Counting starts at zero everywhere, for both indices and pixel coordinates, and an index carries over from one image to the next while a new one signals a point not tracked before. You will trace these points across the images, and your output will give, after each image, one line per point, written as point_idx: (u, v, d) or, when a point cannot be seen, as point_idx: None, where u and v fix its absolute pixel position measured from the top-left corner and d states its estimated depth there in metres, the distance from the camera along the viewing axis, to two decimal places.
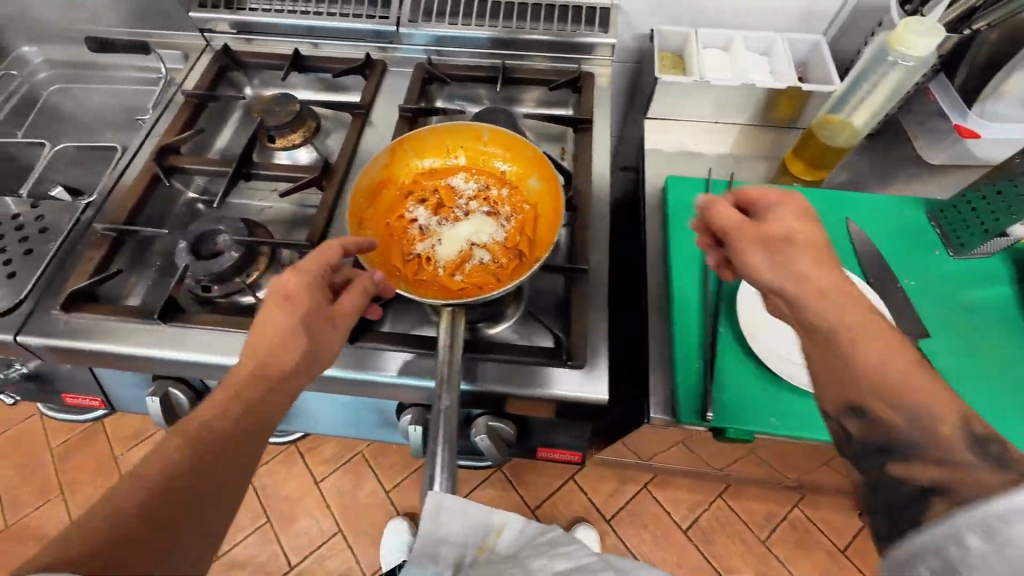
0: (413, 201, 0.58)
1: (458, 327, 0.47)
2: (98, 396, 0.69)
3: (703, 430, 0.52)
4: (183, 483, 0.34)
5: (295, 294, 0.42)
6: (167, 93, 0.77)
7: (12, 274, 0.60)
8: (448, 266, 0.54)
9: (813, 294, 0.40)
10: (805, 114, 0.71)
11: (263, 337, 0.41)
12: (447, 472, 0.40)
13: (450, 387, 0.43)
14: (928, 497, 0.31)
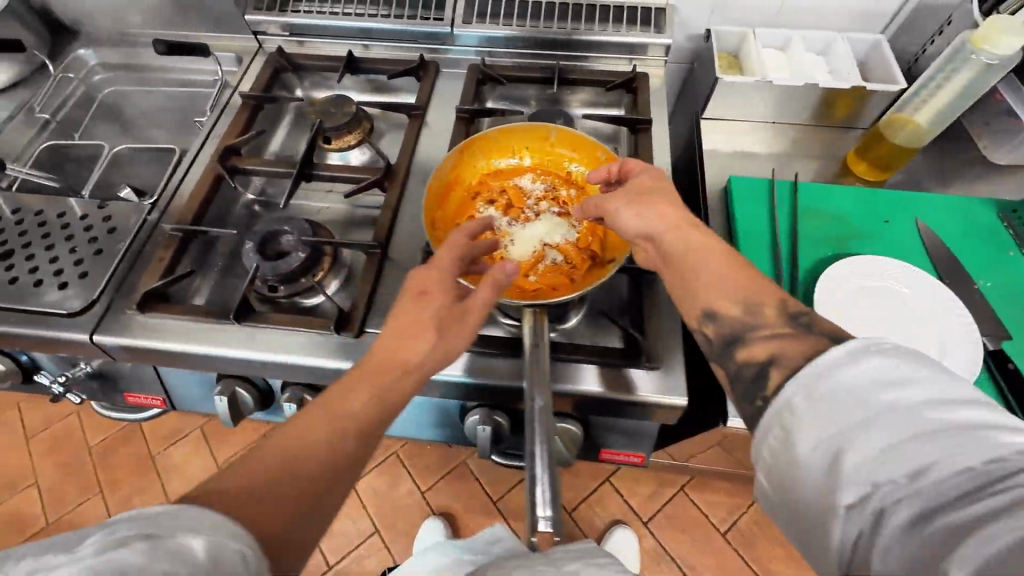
0: (482, 202, 0.58)
1: (538, 327, 0.47)
2: (160, 395, 0.70)
3: None
4: (316, 457, 0.36)
5: (428, 287, 0.45)
6: (224, 95, 0.77)
7: (84, 274, 0.60)
8: (523, 266, 0.53)
9: (679, 235, 0.43)
10: (864, 113, 0.71)
11: (399, 325, 0.43)
12: (550, 475, 0.38)
13: (541, 387, 0.43)
14: (766, 375, 0.35)
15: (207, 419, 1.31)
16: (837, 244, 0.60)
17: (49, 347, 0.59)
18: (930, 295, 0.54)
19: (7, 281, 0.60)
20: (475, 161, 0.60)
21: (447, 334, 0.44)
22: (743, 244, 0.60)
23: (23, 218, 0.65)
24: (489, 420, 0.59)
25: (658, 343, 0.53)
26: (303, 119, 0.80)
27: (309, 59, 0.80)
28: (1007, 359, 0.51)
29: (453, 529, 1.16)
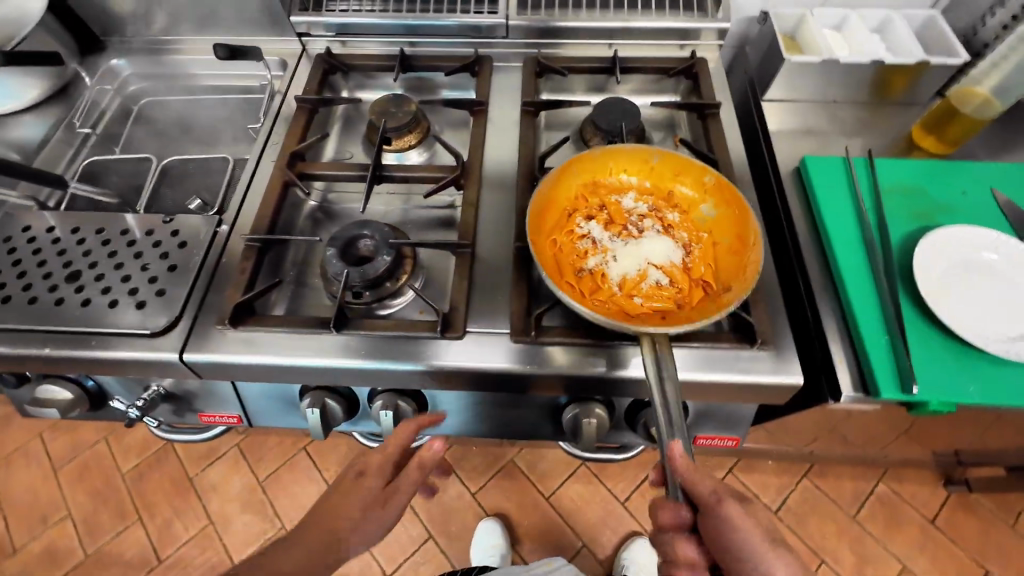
0: (583, 217, 0.58)
1: (661, 357, 0.46)
2: (235, 412, 0.67)
3: (893, 404, 0.52)
4: None
5: (367, 469, 0.51)
6: (274, 101, 0.75)
7: (161, 292, 0.58)
8: (626, 287, 0.53)
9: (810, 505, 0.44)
10: (922, 87, 0.72)
11: (334, 505, 0.49)
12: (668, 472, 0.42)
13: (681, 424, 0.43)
14: None
15: (242, 436, 1.27)
16: (920, 215, 0.60)
17: (131, 369, 0.57)
18: (1020, 258, 0.56)
19: (80, 303, 0.57)
20: (580, 175, 0.59)
21: (371, 519, 0.49)
22: (831, 222, 0.60)
23: (85, 237, 0.62)
24: (589, 412, 0.58)
25: (767, 323, 0.53)
26: (355, 121, 0.78)
27: (358, 59, 0.77)
28: None
29: (507, 528, 1.16)
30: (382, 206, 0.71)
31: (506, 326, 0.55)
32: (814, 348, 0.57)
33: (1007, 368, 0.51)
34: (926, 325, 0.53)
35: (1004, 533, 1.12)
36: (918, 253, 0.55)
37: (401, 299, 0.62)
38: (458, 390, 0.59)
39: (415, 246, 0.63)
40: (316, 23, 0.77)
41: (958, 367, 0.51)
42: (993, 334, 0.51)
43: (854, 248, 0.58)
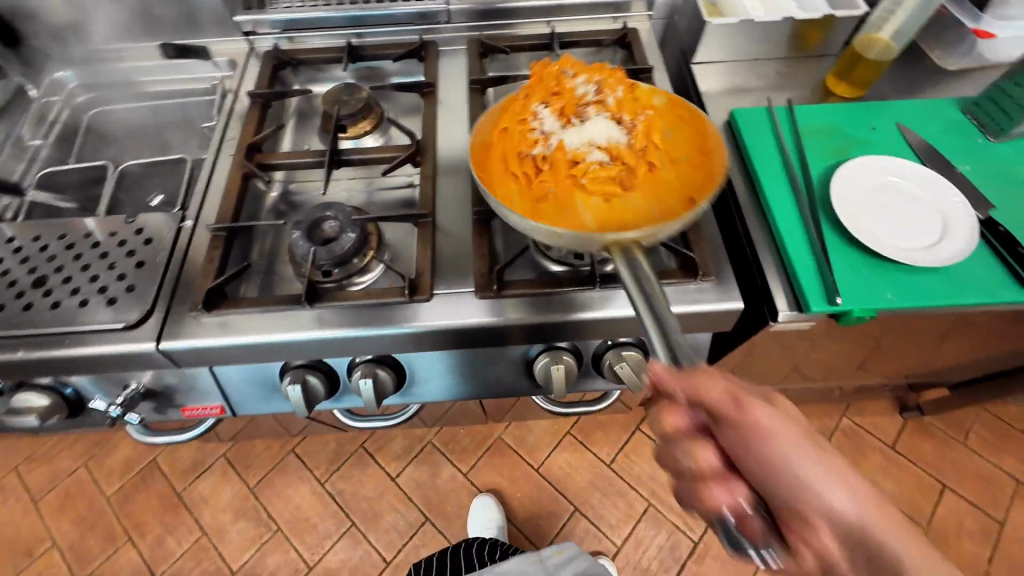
0: (535, 107, 0.59)
1: (640, 268, 0.45)
2: (218, 402, 0.69)
3: (825, 318, 0.58)
4: None
5: None
6: (226, 98, 0.76)
7: (131, 287, 0.59)
8: (569, 166, 0.55)
9: None
10: (833, 40, 0.78)
11: None
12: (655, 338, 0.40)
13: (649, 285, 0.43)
14: None
15: (229, 446, 1.27)
16: (836, 152, 0.67)
17: (108, 365, 0.58)
18: (925, 180, 0.62)
19: (49, 306, 0.58)
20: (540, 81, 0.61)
21: None
22: (759, 164, 0.66)
23: (47, 244, 0.63)
24: (558, 358, 0.63)
25: (708, 257, 0.58)
26: (310, 113, 0.80)
27: (307, 53, 0.80)
28: (997, 223, 0.59)
29: (502, 502, 1.19)
30: (345, 191, 0.73)
31: (471, 285, 0.59)
32: (754, 278, 0.62)
33: (920, 276, 0.57)
34: (847, 245, 0.59)
35: (957, 449, 1.21)
36: (834, 182, 0.62)
37: (370, 274, 0.64)
38: (432, 352, 0.62)
39: (379, 223, 0.66)
40: (261, 21, 0.79)
41: (877, 278, 0.57)
42: (904, 247, 0.58)
43: (780, 184, 0.64)
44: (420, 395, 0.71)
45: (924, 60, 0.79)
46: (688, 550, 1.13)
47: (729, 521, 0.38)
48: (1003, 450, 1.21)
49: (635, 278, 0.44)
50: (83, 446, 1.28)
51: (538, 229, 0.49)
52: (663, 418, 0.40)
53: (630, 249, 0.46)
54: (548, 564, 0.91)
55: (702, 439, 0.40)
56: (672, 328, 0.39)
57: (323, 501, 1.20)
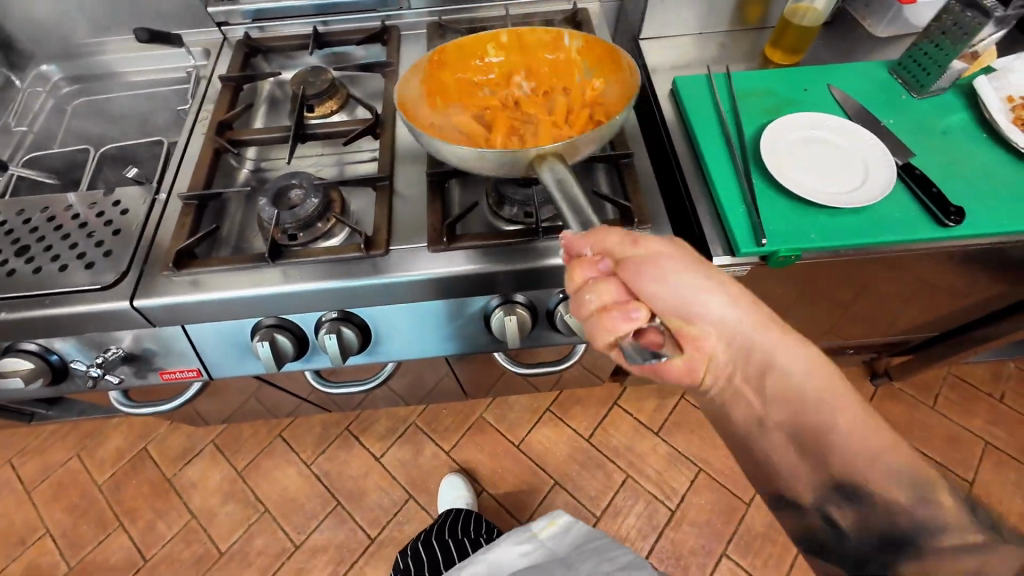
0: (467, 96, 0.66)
1: (556, 168, 0.48)
2: (195, 366, 0.73)
3: (756, 261, 0.62)
4: None
5: None
6: (201, 84, 0.81)
7: (108, 252, 0.63)
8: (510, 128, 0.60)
9: None
10: (770, 13, 0.84)
11: None
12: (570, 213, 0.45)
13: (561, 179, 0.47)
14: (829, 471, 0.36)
15: (217, 432, 1.30)
16: (770, 112, 0.71)
17: (87, 324, 0.62)
18: (850, 133, 0.67)
19: (32, 271, 0.62)
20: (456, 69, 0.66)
21: None
22: (697, 123, 0.70)
23: (30, 217, 0.67)
24: (512, 310, 0.67)
25: (645, 207, 0.62)
26: (281, 97, 0.84)
27: (277, 41, 0.85)
28: (914, 167, 0.63)
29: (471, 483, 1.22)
30: (312, 166, 0.77)
31: (425, 240, 0.63)
32: (692, 229, 0.66)
33: (842, 218, 0.61)
34: (775, 194, 0.63)
35: (926, 413, 1.25)
36: (764, 137, 0.66)
37: (333, 239, 0.68)
38: (392, 306, 0.66)
39: (342, 191, 0.70)
40: (233, 12, 0.84)
41: (801, 221, 0.61)
42: (827, 193, 0.62)
43: (716, 142, 0.68)
44: (387, 354, 0.75)
45: (858, 29, 0.84)
46: (666, 517, 1.15)
47: (628, 340, 0.39)
48: (971, 412, 1.24)
49: (555, 180, 0.48)
50: (75, 438, 1.31)
51: (466, 154, 0.51)
52: (573, 271, 0.42)
53: (554, 163, 0.49)
54: (546, 539, 0.89)
55: (605, 278, 0.40)
56: (585, 204, 0.45)
57: (309, 483, 1.23)
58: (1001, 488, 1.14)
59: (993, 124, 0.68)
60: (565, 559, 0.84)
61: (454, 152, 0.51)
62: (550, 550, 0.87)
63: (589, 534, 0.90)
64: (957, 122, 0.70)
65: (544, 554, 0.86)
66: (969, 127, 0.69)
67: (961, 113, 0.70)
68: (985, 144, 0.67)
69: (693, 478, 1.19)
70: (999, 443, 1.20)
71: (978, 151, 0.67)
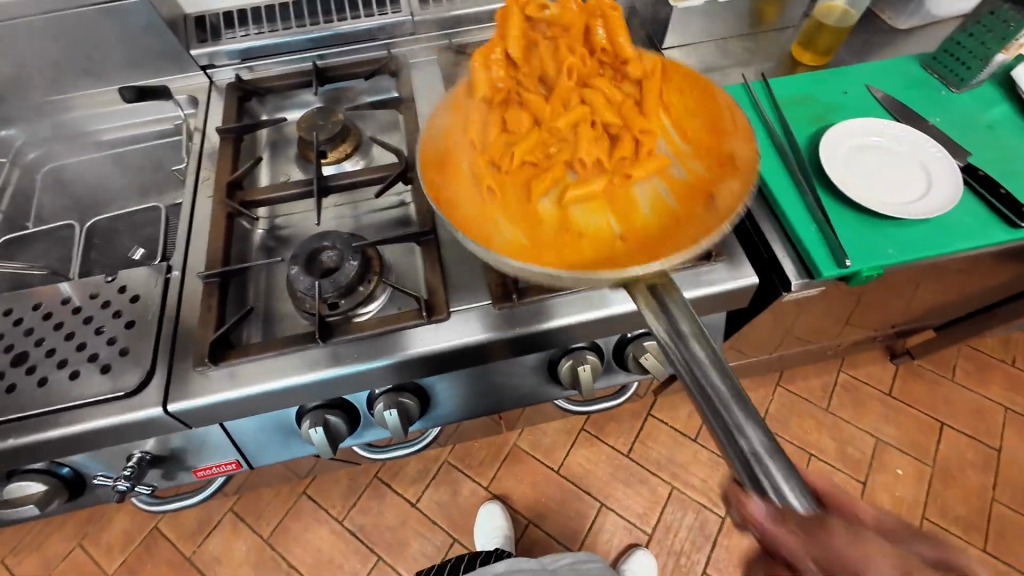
0: (501, 110, 0.55)
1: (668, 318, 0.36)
2: (232, 457, 0.65)
3: (833, 280, 0.60)
4: None
5: None
6: (192, 139, 0.72)
7: (124, 350, 0.55)
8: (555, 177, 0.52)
9: None
10: (790, 12, 0.81)
11: None
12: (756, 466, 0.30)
13: (718, 371, 0.33)
14: None
15: (235, 499, 1.21)
16: (818, 120, 0.69)
17: (112, 438, 0.54)
18: (904, 137, 0.65)
19: (36, 383, 0.53)
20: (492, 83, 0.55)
21: None
22: None
23: (22, 317, 0.58)
24: (582, 359, 0.62)
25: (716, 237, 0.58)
26: (284, 143, 0.76)
27: (272, 81, 0.76)
28: (976, 168, 0.62)
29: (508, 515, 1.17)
30: (334, 219, 0.70)
31: (485, 297, 0.58)
32: (759, 250, 0.63)
33: (916, 227, 0.59)
34: (843, 208, 0.61)
35: (947, 386, 1.28)
36: (821, 148, 0.64)
37: (376, 302, 0.61)
38: (452, 372, 0.60)
39: (377, 247, 0.64)
40: (218, 53, 0.76)
41: (876, 236, 0.59)
42: (895, 203, 0.60)
43: (771, 156, 0.65)
44: (441, 415, 0.69)
45: (878, 22, 0.82)
46: (717, 525, 1.14)
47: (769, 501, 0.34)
48: (988, 380, 1.28)
49: (673, 337, 0.35)
50: (74, 526, 1.19)
51: (533, 271, 0.46)
52: None
53: (655, 291, 0.38)
54: (543, 556, 0.91)
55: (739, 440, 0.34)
56: (760, 424, 0.31)
57: (344, 540, 1.16)
58: None
59: None
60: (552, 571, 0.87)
61: (520, 269, 0.45)
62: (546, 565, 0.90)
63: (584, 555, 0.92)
64: (1001, 115, 0.69)
65: (533, 563, 0.89)
66: (1014, 119, 0.68)
67: (1002, 105, 0.70)
68: None
69: None
70: (1016, 407, 1.24)
71: None
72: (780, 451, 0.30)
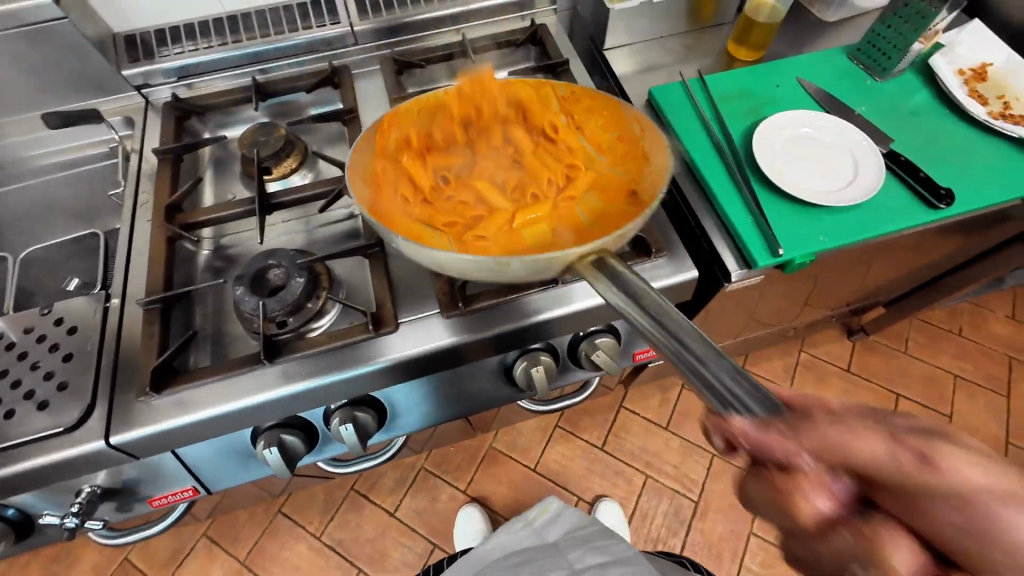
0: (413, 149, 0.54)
1: (602, 277, 0.39)
2: (188, 484, 0.64)
3: (770, 269, 0.62)
4: None
5: None
6: (130, 162, 0.70)
7: (63, 385, 0.54)
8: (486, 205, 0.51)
9: None
10: (726, 9, 0.84)
11: None
12: (726, 385, 0.32)
13: (659, 314, 0.35)
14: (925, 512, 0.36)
15: (208, 523, 1.18)
16: (750, 113, 0.71)
17: (56, 475, 0.52)
18: (830, 126, 0.68)
19: None
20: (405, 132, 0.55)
21: None
22: (687, 136, 0.69)
23: None
24: (536, 360, 0.63)
25: (657, 233, 0.60)
26: (228, 161, 0.75)
27: (211, 98, 0.75)
28: (897, 154, 0.65)
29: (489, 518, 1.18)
30: (282, 236, 0.69)
31: (433, 306, 0.58)
32: (701, 244, 0.65)
33: (844, 213, 0.62)
34: (777, 199, 0.63)
35: (901, 359, 1.34)
36: (754, 140, 0.66)
37: (326, 317, 0.61)
38: (407, 382, 0.60)
39: (326, 261, 0.63)
40: (153, 72, 0.74)
41: (807, 224, 0.61)
42: (823, 191, 0.63)
43: (707, 151, 0.67)
44: (403, 424, 0.69)
45: (808, 15, 0.86)
46: (691, 509, 1.17)
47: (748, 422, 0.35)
48: (939, 350, 1.34)
49: (627, 295, 0.37)
50: (39, 566, 1.15)
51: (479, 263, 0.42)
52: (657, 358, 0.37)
53: (602, 263, 0.40)
54: (538, 526, 0.87)
55: None
56: (722, 360, 0.33)
57: (323, 555, 1.15)
58: (975, 417, 1.25)
59: (953, 99, 0.71)
60: (556, 545, 0.82)
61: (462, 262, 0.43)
62: (541, 535, 0.85)
63: (580, 518, 0.88)
64: (922, 101, 0.72)
65: (533, 540, 0.84)
66: (934, 105, 0.72)
67: (923, 91, 0.73)
68: (952, 120, 0.70)
69: (709, 464, 1.22)
70: (966, 374, 1.31)
71: (947, 128, 0.70)
72: (741, 373, 0.32)
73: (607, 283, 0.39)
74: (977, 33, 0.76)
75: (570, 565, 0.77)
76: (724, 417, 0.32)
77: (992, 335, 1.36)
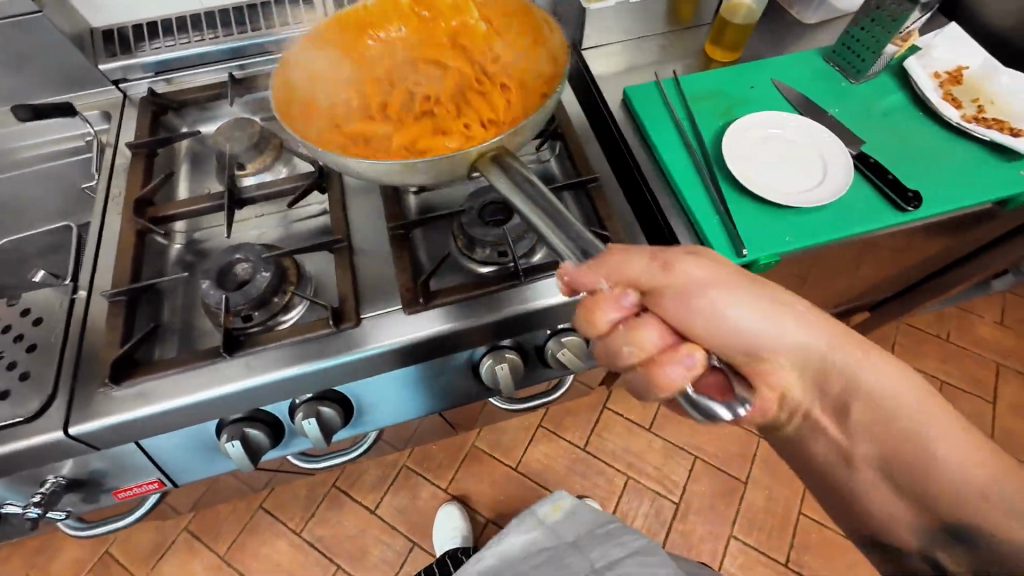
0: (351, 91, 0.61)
1: (495, 173, 0.44)
2: (155, 476, 0.64)
3: (737, 270, 0.62)
4: None
5: None
6: (105, 156, 0.71)
7: (26, 375, 0.54)
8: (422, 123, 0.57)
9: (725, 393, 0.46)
10: (704, 11, 0.84)
11: None
12: (568, 237, 0.39)
13: (526, 188, 0.42)
14: None
15: (189, 518, 1.19)
16: (723, 114, 0.71)
17: (17, 464, 0.53)
18: (802, 128, 0.68)
19: None
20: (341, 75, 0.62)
21: None
22: (658, 136, 0.69)
23: None
24: (501, 357, 0.63)
25: (623, 233, 0.60)
26: (205, 156, 0.75)
27: (188, 93, 0.75)
28: (867, 156, 0.65)
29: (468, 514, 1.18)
30: (255, 231, 0.70)
31: (397, 302, 0.58)
32: (669, 244, 0.65)
33: (813, 215, 0.62)
34: (745, 200, 0.63)
35: None
36: (724, 141, 0.66)
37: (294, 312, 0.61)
38: (371, 377, 0.61)
39: (294, 256, 0.64)
40: (131, 66, 0.74)
41: (774, 225, 0.61)
42: (792, 193, 0.63)
43: (678, 151, 0.67)
44: (372, 420, 0.70)
45: (786, 17, 0.86)
46: (672, 511, 1.17)
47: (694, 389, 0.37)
48: (925, 355, 1.34)
49: (510, 183, 0.43)
50: (19, 559, 1.15)
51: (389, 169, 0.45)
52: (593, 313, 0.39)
53: (500, 160, 0.45)
54: (551, 524, 0.85)
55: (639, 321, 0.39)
56: (575, 222, 0.39)
57: (303, 552, 1.16)
58: None
59: (927, 101, 0.71)
60: (575, 544, 0.81)
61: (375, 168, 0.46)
62: (556, 534, 0.84)
63: (594, 515, 0.86)
64: (896, 103, 0.72)
65: (550, 540, 0.83)
66: (908, 107, 0.72)
67: (898, 93, 0.73)
68: (926, 122, 0.70)
69: (691, 466, 1.22)
70: (951, 379, 1.30)
71: (921, 130, 0.70)
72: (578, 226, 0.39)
73: (491, 168, 0.44)
74: (953, 36, 0.76)
75: (592, 564, 0.76)
76: (563, 262, 0.39)
77: (979, 340, 1.35)
